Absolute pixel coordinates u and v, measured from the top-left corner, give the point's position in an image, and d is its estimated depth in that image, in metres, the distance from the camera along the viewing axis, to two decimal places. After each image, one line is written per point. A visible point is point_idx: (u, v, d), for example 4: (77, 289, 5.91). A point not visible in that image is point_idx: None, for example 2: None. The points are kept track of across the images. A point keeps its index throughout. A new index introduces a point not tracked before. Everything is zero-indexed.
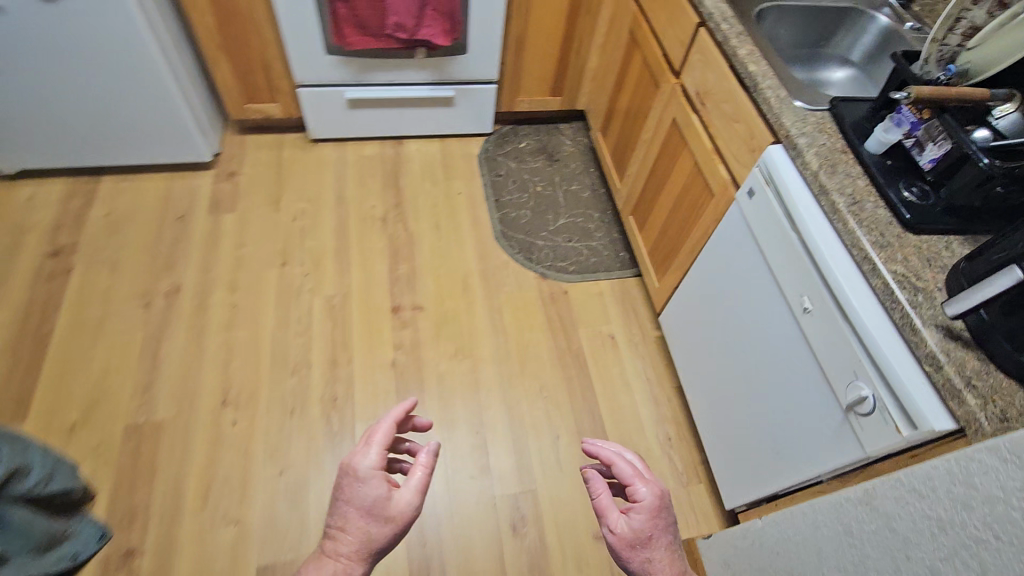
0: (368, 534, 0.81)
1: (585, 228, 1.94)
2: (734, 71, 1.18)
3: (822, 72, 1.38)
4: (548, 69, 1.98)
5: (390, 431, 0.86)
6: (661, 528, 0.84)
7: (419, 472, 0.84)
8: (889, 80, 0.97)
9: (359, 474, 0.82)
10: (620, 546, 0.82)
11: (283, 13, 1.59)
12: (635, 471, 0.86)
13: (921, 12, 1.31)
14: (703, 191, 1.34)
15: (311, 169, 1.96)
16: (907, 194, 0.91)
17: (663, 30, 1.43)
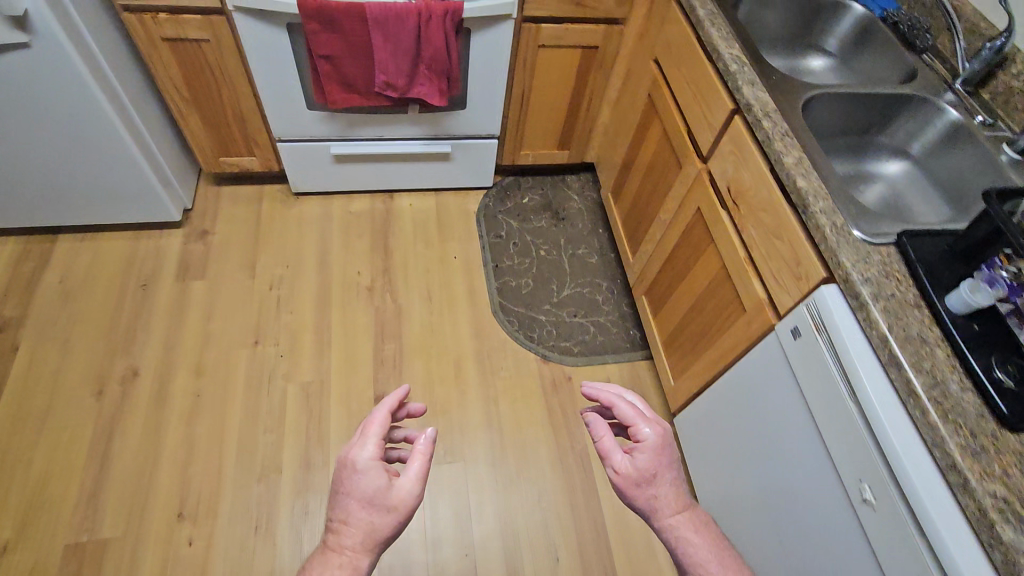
0: (371, 525, 0.71)
1: (593, 300, 1.77)
2: (777, 178, 1.00)
3: (870, 167, 1.20)
4: (556, 125, 1.80)
5: (386, 420, 0.76)
6: (667, 464, 0.77)
7: (418, 460, 0.74)
8: (977, 222, 0.79)
9: (357, 466, 0.73)
10: (625, 487, 0.76)
11: (258, 69, 1.40)
12: (637, 412, 0.80)
13: (992, 102, 1.11)
14: (731, 300, 1.17)
15: (292, 228, 1.78)
16: (1002, 375, 0.72)
17: (690, 105, 1.26)
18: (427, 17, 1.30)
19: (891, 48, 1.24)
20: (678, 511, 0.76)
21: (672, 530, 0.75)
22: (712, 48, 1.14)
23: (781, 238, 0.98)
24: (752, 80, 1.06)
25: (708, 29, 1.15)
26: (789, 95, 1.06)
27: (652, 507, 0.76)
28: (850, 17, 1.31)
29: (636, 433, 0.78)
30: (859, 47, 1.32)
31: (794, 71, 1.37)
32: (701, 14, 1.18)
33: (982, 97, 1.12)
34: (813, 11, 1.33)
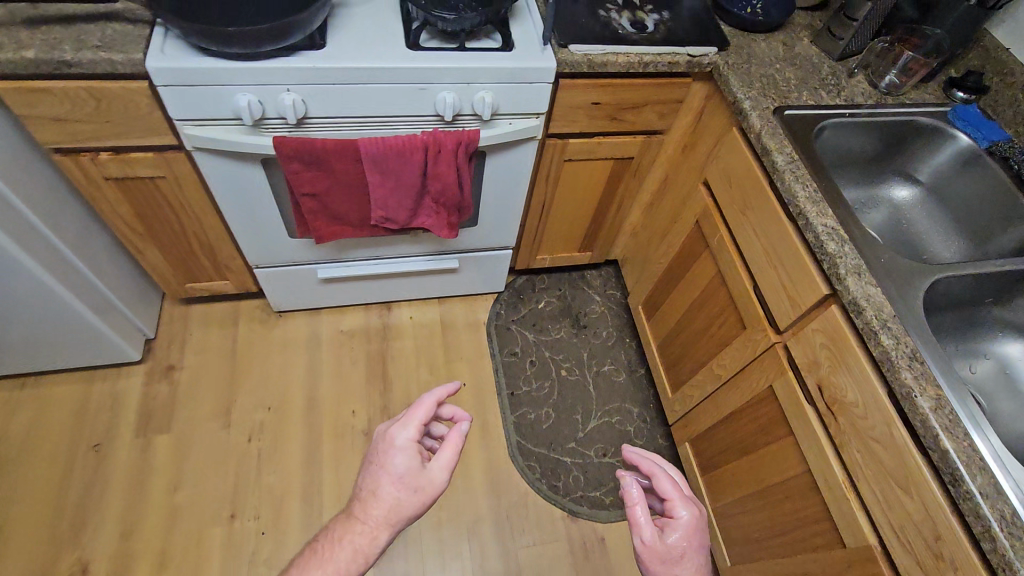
0: (395, 502, 0.80)
1: (623, 432, 1.55)
2: (901, 411, 0.78)
3: (984, 346, 0.99)
4: (577, 230, 1.56)
5: (428, 409, 0.84)
6: (694, 548, 0.81)
7: (450, 453, 0.83)
8: None
9: (394, 444, 0.81)
10: (648, 559, 0.79)
11: (226, 204, 1.15)
12: (676, 489, 0.83)
13: None
14: (820, 518, 0.95)
15: (275, 355, 1.53)
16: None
17: (758, 261, 1.04)
18: (436, 151, 1.06)
19: (1004, 196, 1.02)
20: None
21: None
22: (797, 210, 0.91)
23: (911, 497, 0.76)
24: (859, 269, 0.83)
25: (791, 185, 0.92)
26: (905, 285, 0.84)
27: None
28: (946, 146, 1.10)
29: (671, 511, 0.82)
30: (954, 187, 1.11)
31: (865, 213, 1.16)
32: (778, 162, 0.95)
33: None
34: (899, 138, 1.12)
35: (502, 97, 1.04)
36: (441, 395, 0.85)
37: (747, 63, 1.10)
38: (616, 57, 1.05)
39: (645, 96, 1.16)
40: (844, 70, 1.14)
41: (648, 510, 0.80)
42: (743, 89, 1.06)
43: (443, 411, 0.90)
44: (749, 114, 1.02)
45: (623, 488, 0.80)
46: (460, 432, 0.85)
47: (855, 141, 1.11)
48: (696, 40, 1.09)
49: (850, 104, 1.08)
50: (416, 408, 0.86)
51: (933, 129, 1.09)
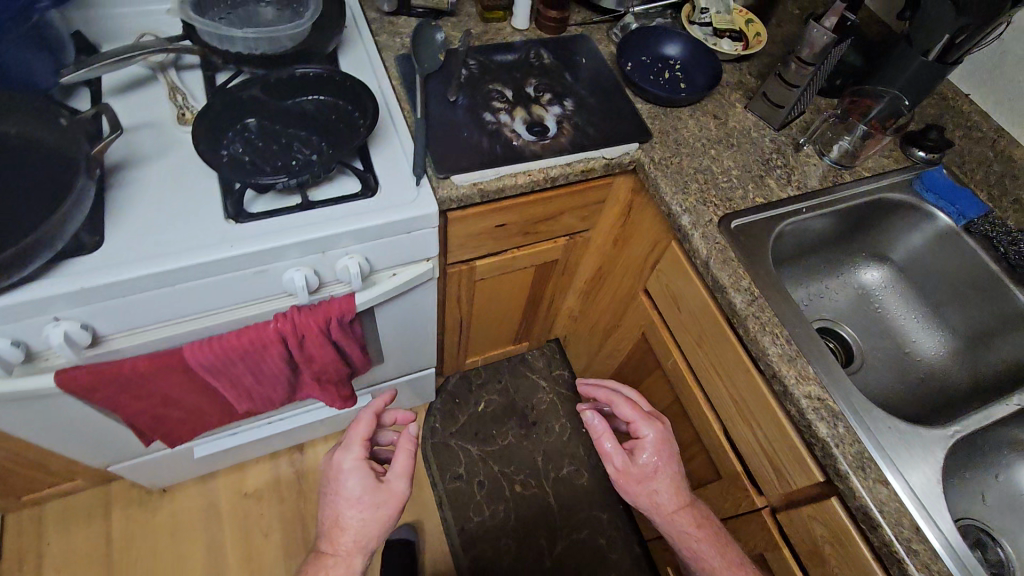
0: (360, 524, 0.70)
1: (595, 546, 1.36)
2: None
3: (996, 474, 0.85)
4: (507, 330, 1.33)
5: (369, 423, 0.75)
6: (667, 461, 0.80)
7: (404, 453, 0.73)
8: None
9: (342, 470, 0.72)
10: (625, 483, 0.80)
11: (28, 434, 0.85)
12: (636, 410, 0.82)
13: None
14: None
15: (164, 546, 1.24)
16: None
17: (727, 408, 0.85)
18: (300, 338, 0.80)
19: (991, 283, 0.87)
20: (680, 507, 0.79)
21: (677, 527, 0.79)
22: (772, 373, 0.72)
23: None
24: (865, 460, 0.66)
25: (759, 339, 0.73)
26: (921, 469, 0.66)
27: (655, 504, 0.80)
28: (919, 224, 0.94)
29: (637, 431, 0.81)
30: (927, 270, 0.96)
31: (825, 310, 0.99)
32: (738, 304, 0.76)
33: None
34: (860, 220, 0.95)
35: (377, 256, 0.79)
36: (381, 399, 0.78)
37: (677, 158, 0.89)
38: (515, 181, 0.81)
39: (559, 208, 0.93)
40: (790, 143, 0.95)
41: (612, 438, 0.80)
42: (678, 198, 0.84)
43: (385, 418, 0.83)
44: (691, 235, 0.81)
45: (584, 423, 0.81)
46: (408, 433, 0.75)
47: (813, 231, 0.93)
48: (611, 139, 0.86)
49: (803, 193, 0.90)
50: (357, 424, 0.77)
51: (901, 204, 0.93)
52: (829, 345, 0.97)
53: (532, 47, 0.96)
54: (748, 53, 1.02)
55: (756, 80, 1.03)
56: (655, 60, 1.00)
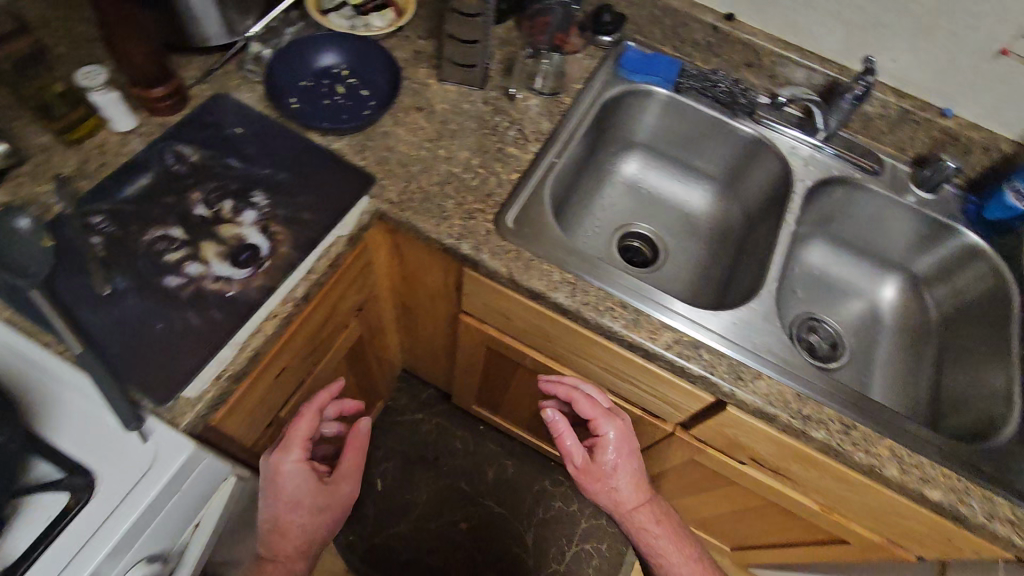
0: (304, 526, 0.70)
1: (558, 512, 1.39)
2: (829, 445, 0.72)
3: (789, 274, 1.02)
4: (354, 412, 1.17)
5: (310, 424, 0.71)
6: (628, 459, 0.81)
7: (347, 456, 0.73)
8: None
9: (281, 471, 0.68)
10: (585, 480, 0.82)
11: None
12: (598, 409, 0.81)
13: (850, 147, 0.97)
14: (801, 522, 0.94)
15: None
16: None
17: (602, 376, 0.85)
18: None
19: (712, 128, 0.98)
20: (637, 502, 0.82)
21: (635, 521, 0.81)
22: (631, 344, 0.72)
23: (918, 523, 0.75)
24: (736, 369, 0.72)
25: (601, 323, 0.71)
26: (769, 346, 0.75)
27: (613, 499, 0.82)
28: (644, 103, 0.99)
29: (600, 430, 0.81)
30: (669, 137, 1.03)
31: (618, 216, 1.02)
32: (565, 303, 0.72)
33: (838, 145, 0.97)
34: (598, 127, 0.97)
35: (162, 539, 0.56)
36: (324, 396, 0.73)
37: (414, 182, 0.77)
38: (261, 334, 0.62)
39: (331, 303, 0.76)
40: (500, 97, 0.89)
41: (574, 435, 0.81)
42: (443, 229, 0.74)
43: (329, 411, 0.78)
44: (480, 260, 0.73)
45: (546, 422, 0.80)
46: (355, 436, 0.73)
47: (571, 165, 0.92)
48: (336, 213, 0.70)
49: (544, 142, 0.86)
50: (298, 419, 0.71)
51: (619, 96, 0.96)
52: (636, 246, 1.01)
53: (163, 149, 0.71)
54: (404, 22, 0.90)
55: (428, 43, 0.91)
56: (317, 78, 0.83)
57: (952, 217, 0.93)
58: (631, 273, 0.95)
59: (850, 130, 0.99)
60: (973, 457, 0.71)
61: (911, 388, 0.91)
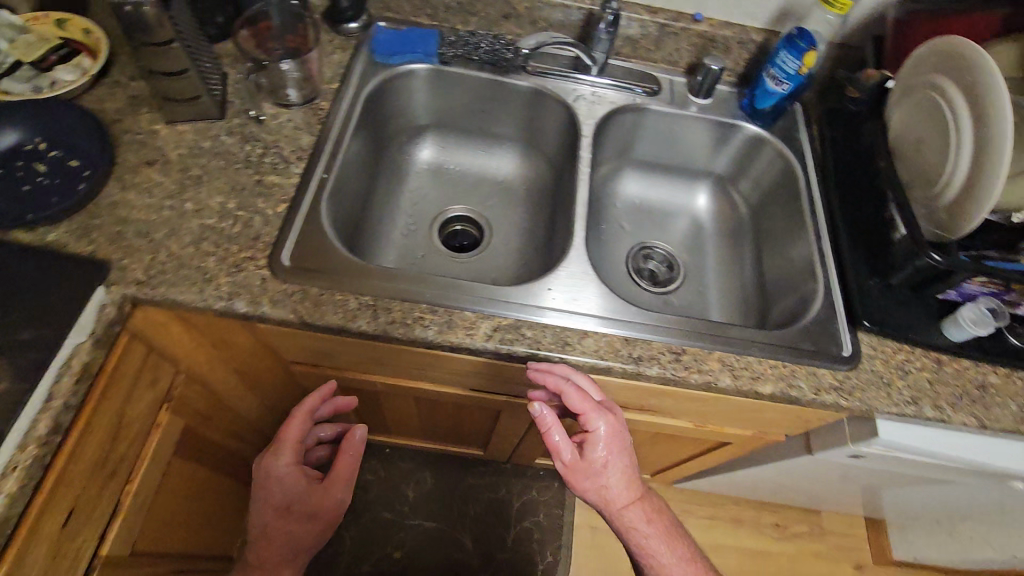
0: (291, 533, 0.72)
1: (486, 504, 1.40)
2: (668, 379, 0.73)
3: (608, 212, 1.03)
4: (231, 492, 1.08)
5: (302, 427, 0.76)
6: (621, 455, 0.70)
7: (339, 465, 0.74)
8: (860, 251, 0.80)
9: (273, 473, 0.73)
10: (574, 479, 0.70)
11: None
12: (589, 402, 0.68)
13: (626, 74, 0.97)
14: (681, 440, 1.01)
15: None
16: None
17: (451, 376, 0.82)
18: None
19: (490, 91, 0.94)
20: (628, 500, 0.72)
21: (625, 520, 0.72)
22: (450, 347, 0.69)
23: (768, 412, 0.79)
24: (561, 335, 0.70)
25: (413, 337, 0.67)
26: (587, 302, 0.75)
27: (603, 498, 0.71)
28: (415, 84, 0.93)
29: (590, 425, 0.69)
30: (455, 110, 0.98)
31: (431, 206, 0.98)
32: (369, 329, 0.67)
33: (613, 76, 0.96)
34: (371, 123, 0.91)
35: None
36: (314, 403, 0.79)
37: (162, 251, 0.67)
38: (4, 498, 0.53)
39: (114, 414, 0.65)
40: (246, 122, 0.79)
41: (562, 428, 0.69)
42: (210, 292, 0.65)
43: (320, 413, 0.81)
44: (262, 313, 0.65)
45: (531, 416, 0.68)
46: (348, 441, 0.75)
47: (353, 172, 0.85)
48: (63, 318, 0.59)
49: (308, 159, 0.77)
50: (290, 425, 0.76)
51: (383, 84, 0.90)
52: (460, 229, 0.97)
53: None
54: (99, 68, 0.76)
55: (142, 82, 0.79)
56: (4, 163, 0.69)
57: (732, 115, 0.97)
58: (455, 261, 0.91)
59: (624, 56, 0.99)
60: (792, 338, 0.76)
61: (740, 285, 0.96)
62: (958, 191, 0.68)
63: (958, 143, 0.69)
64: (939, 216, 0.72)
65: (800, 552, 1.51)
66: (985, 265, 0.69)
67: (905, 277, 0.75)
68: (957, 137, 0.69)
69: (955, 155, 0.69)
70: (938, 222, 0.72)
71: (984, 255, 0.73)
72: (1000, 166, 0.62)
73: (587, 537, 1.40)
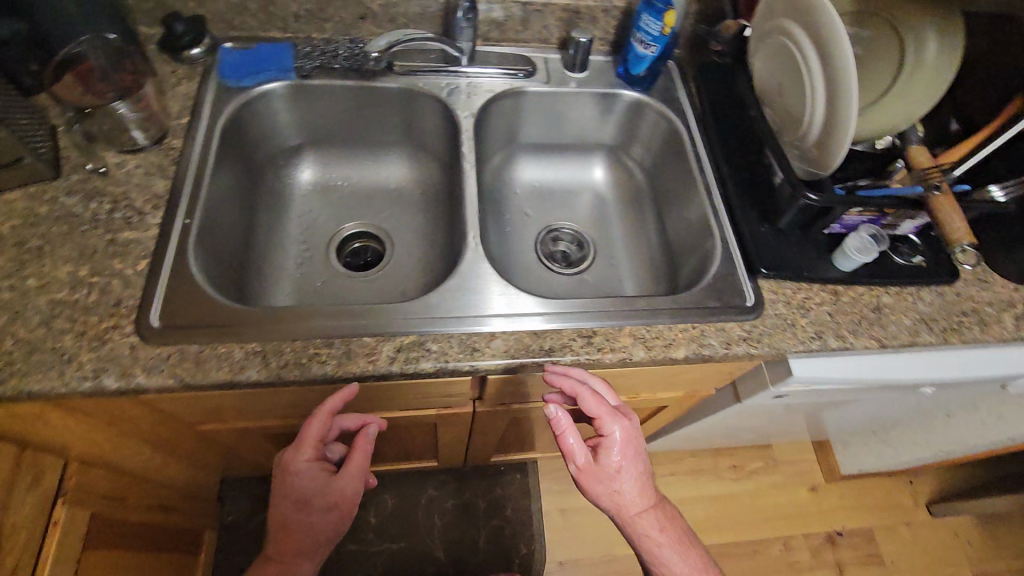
0: (309, 527, 0.67)
1: (452, 512, 1.38)
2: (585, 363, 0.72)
3: (509, 202, 1.01)
4: (171, 565, 1.01)
5: (323, 421, 0.67)
6: (635, 462, 0.69)
7: (358, 457, 0.68)
8: (746, 200, 0.82)
9: (291, 467, 0.67)
10: (587, 482, 0.69)
11: None
12: (604, 405, 0.68)
13: (498, 59, 0.95)
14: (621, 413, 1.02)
15: None
16: (918, 258, 0.81)
17: (370, 402, 0.78)
18: None
19: (360, 99, 0.90)
20: (643, 508, 0.70)
21: (638, 529, 0.70)
22: (354, 378, 0.65)
23: (689, 372, 0.81)
24: (467, 342, 0.69)
25: (310, 376, 0.63)
26: (490, 302, 0.73)
27: (617, 505, 0.70)
28: (277, 104, 0.87)
29: (604, 429, 0.68)
30: (328, 124, 0.93)
31: (324, 228, 0.93)
32: (261, 377, 0.63)
33: (484, 62, 0.93)
34: (237, 153, 0.85)
35: None
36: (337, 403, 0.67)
37: (7, 339, 0.60)
38: None
39: None
40: (86, 178, 0.72)
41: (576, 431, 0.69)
42: (71, 374, 0.59)
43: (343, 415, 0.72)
44: (137, 385, 0.60)
45: (546, 417, 0.67)
46: (365, 435, 0.69)
47: (224, 210, 0.79)
48: None
49: (166, 207, 0.71)
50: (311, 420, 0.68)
51: (241, 110, 0.84)
52: (359, 247, 0.93)
53: None
54: None
55: None
56: None
57: (610, 84, 0.96)
58: (357, 282, 0.87)
59: (493, 40, 0.96)
60: (698, 298, 0.77)
61: (649, 251, 0.97)
62: (821, 125, 0.70)
63: (814, 82, 0.70)
64: (810, 153, 0.74)
65: (760, 487, 1.57)
66: (856, 195, 0.72)
67: (791, 218, 0.78)
68: (812, 77, 0.70)
69: (813, 94, 0.71)
70: (811, 159, 0.74)
71: (857, 184, 0.76)
72: (851, 100, 0.65)
73: (557, 521, 1.41)
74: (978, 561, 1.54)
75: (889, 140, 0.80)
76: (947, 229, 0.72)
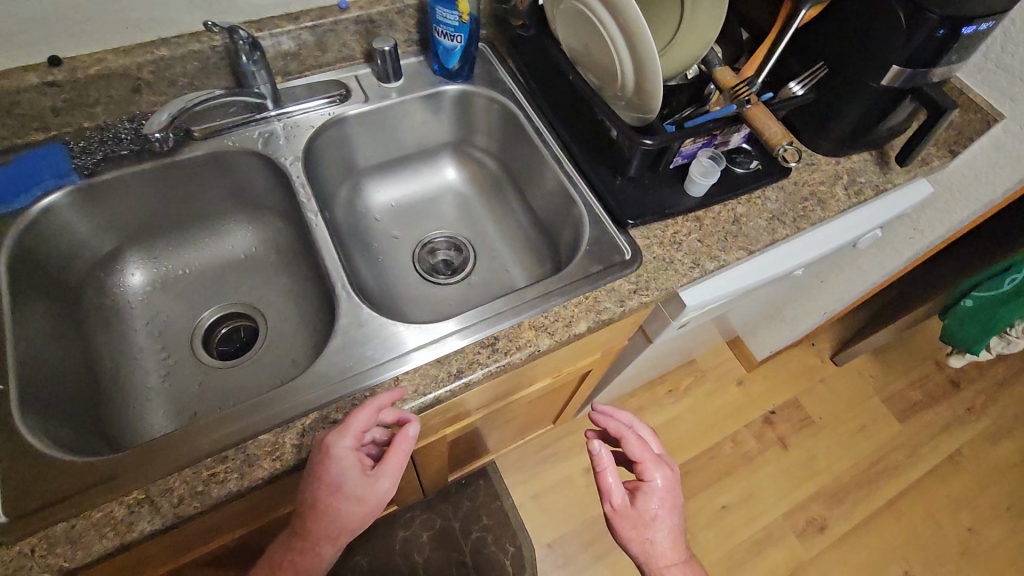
0: (336, 514, 0.58)
1: (430, 544, 1.35)
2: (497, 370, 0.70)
3: (374, 231, 0.97)
4: None
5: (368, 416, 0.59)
6: (671, 514, 0.68)
7: (395, 458, 0.60)
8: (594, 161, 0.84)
9: (331, 451, 0.57)
10: (619, 526, 0.67)
11: None
12: (648, 451, 0.70)
13: (307, 92, 0.88)
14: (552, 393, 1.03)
15: None
16: (754, 163, 0.87)
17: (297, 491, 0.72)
18: None
19: (165, 179, 0.80)
20: (675, 561, 0.66)
21: None
22: (264, 483, 0.60)
23: (597, 337, 0.82)
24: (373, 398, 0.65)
25: (214, 502, 0.57)
26: (384, 345, 0.69)
27: (644, 554, 0.66)
28: (69, 215, 0.76)
29: (644, 474, 0.69)
30: (141, 215, 0.82)
31: (180, 326, 0.83)
32: (157, 526, 0.55)
33: (293, 100, 0.87)
34: (40, 284, 0.73)
35: None
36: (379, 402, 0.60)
37: None
38: None
39: None
40: None
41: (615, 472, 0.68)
42: None
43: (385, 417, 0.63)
44: None
45: (589, 452, 0.68)
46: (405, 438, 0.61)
47: (48, 354, 0.68)
48: None
49: None
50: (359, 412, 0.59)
51: (26, 237, 0.72)
52: (228, 331, 0.84)
53: None
54: None
55: None
56: None
57: (431, 84, 0.93)
58: (237, 372, 0.79)
59: (296, 72, 0.89)
60: (580, 268, 0.78)
61: (524, 233, 0.96)
62: (634, 74, 0.73)
63: (612, 38, 0.73)
64: (633, 101, 0.77)
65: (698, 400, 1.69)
66: (685, 128, 0.76)
67: (638, 165, 0.80)
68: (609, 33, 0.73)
69: (615, 48, 0.73)
70: (635, 106, 0.77)
71: (682, 119, 0.80)
72: (649, 46, 0.68)
73: (533, 508, 1.42)
74: (883, 388, 1.77)
75: (696, 67, 0.83)
76: (765, 134, 0.76)
